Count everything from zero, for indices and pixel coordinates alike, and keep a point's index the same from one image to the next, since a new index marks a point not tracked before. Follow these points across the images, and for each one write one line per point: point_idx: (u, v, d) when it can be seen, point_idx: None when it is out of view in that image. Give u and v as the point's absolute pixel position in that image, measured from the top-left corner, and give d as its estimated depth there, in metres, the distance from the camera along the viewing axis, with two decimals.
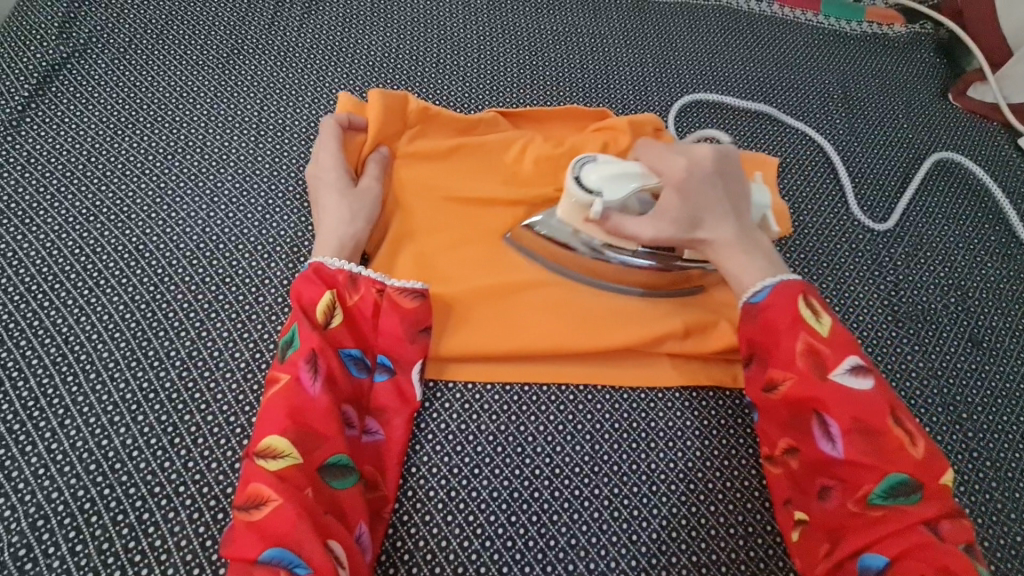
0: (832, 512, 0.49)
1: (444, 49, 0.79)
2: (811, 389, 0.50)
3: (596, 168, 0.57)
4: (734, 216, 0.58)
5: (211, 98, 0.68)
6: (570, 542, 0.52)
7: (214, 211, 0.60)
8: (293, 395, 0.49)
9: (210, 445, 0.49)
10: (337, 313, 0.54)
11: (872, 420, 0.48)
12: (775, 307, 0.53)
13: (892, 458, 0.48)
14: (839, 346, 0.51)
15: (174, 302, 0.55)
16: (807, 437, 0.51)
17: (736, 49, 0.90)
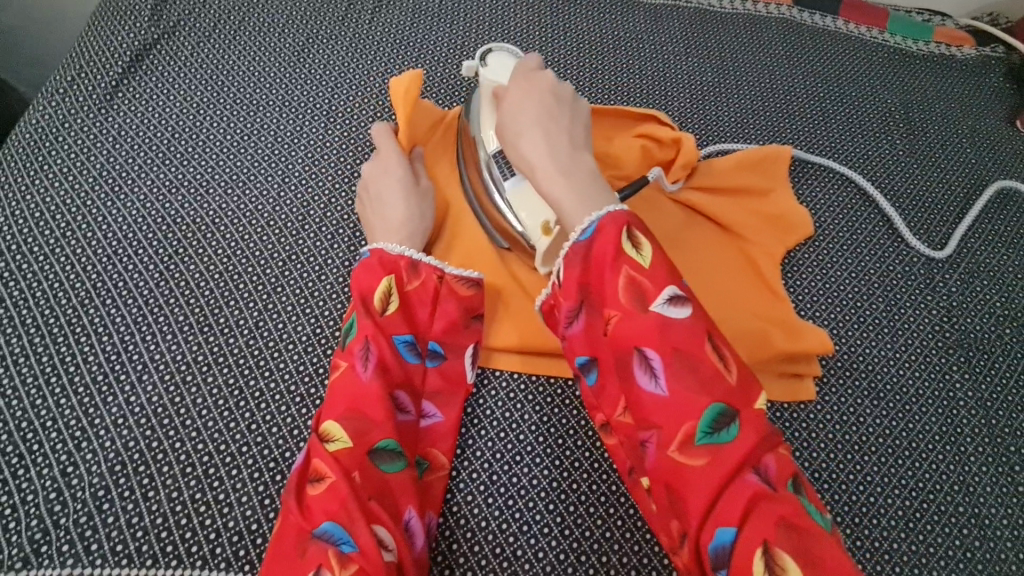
0: (658, 470, 0.43)
1: (507, 49, 0.81)
2: (632, 326, 0.44)
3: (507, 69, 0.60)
4: (561, 144, 0.53)
5: (285, 83, 0.72)
6: (604, 535, 0.54)
7: (283, 191, 0.64)
8: (347, 383, 0.49)
9: (272, 410, 0.52)
10: (393, 299, 0.55)
11: (687, 348, 0.43)
12: (603, 241, 0.46)
13: (707, 388, 0.42)
14: (658, 275, 0.45)
15: (244, 274, 0.58)
16: (628, 379, 0.45)
17: (797, 64, 0.90)
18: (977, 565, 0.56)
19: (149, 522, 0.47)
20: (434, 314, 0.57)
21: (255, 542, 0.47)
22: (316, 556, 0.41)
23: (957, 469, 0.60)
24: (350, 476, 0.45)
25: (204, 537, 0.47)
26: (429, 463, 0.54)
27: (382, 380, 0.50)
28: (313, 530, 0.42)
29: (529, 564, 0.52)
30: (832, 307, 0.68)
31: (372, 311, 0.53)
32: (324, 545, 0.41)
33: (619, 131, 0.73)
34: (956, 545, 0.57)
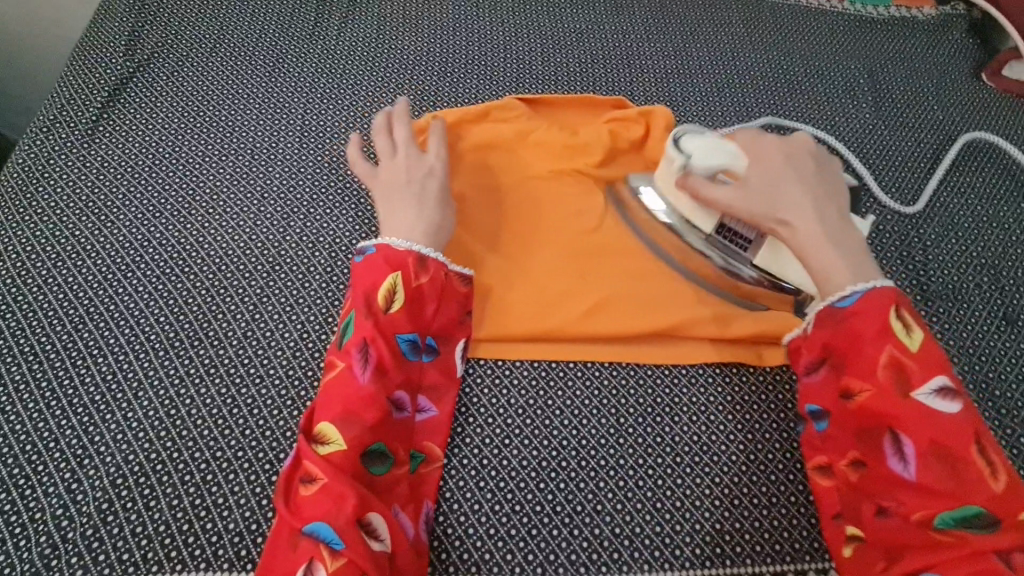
0: (891, 533, 0.47)
1: (472, 50, 0.83)
2: (890, 406, 0.48)
3: (700, 137, 0.60)
4: (822, 204, 0.56)
5: (259, 103, 0.74)
6: (595, 509, 0.55)
7: (263, 206, 0.66)
8: (343, 385, 0.52)
9: (264, 414, 0.54)
10: (394, 300, 0.56)
11: (952, 444, 0.46)
12: (865, 317, 0.50)
13: (967, 485, 0.45)
14: (927, 362, 0.48)
15: (230, 288, 0.60)
16: (875, 452, 0.48)
17: (759, 39, 0.91)
18: None
19: (153, 530, 0.48)
20: (437, 312, 0.59)
21: (255, 541, 0.48)
22: (309, 551, 0.45)
23: None
24: (340, 473, 0.48)
25: (206, 540, 0.48)
26: (426, 457, 0.56)
27: (378, 384, 0.53)
28: (304, 525, 0.46)
29: (524, 543, 0.53)
30: None
31: (374, 311, 0.55)
32: (316, 542, 0.45)
33: (585, 118, 0.76)
34: None
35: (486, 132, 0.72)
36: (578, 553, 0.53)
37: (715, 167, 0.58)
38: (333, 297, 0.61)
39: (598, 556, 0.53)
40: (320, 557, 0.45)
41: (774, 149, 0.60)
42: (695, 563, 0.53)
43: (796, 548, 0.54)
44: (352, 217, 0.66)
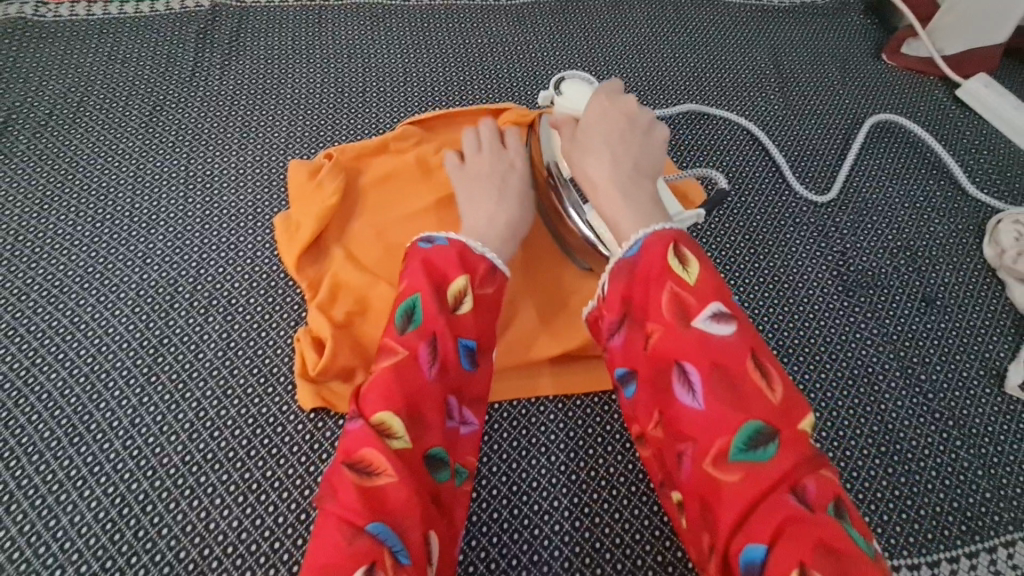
0: (693, 482, 0.43)
1: (370, 77, 0.79)
2: (675, 341, 0.44)
3: (584, 86, 0.60)
4: (627, 158, 0.54)
5: (136, 159, 0.68)
6: (532, 559, 0.53)
7: (146, 272, 0.60)
8: (407, 374, 0.46)
9: (160, 511, 0.49)
10: (466, 300, 0.51)
11: (731, 366, 0.43)
12: (648, 259, 0.47)
13: (746, 407, 0.42)
14: (704, 292, 0.45)
15: (112, 370, 0.55)
16: (667, 395, 0.45)
17: (664, 38, 0.90)
18: (910, 502, 0.56)
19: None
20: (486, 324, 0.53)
21: None
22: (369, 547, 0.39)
23: (875, 409, 0.60)
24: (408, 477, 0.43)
25: None
26: (467, 472, 0.50)
27: (438, 386, 0.48)
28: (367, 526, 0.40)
29: None
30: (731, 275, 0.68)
31: (445, 306, 0.50)
32: (379, 551, 0.39)
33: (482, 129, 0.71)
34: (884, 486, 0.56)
35: (380, 161, 0.66)
36: None
37: (572, 112, 0.59)
38: (231, 367, 0.56)
39: None
40: (381, 561, 0.39)
41: (604, 102, 0.57)
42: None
43: None
44: (248, 274, 0.61)
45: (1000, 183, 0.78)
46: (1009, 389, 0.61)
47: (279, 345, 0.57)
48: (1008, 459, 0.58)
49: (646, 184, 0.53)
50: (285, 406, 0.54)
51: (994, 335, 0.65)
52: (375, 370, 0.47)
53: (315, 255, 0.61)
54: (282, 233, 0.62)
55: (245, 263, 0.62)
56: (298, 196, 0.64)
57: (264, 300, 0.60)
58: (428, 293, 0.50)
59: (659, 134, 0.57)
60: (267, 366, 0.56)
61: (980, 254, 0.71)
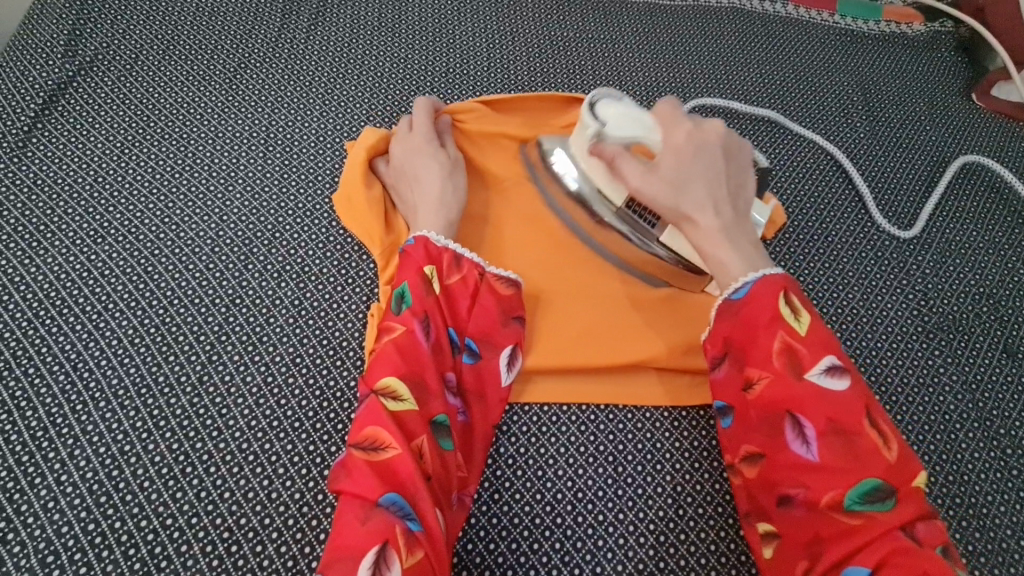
0: (802, 524, 0.44)
1: (454, 58, 0.78)
2: (787, 390, 0.45)
3: (616, 105, 0.55)
4: (726, 199, 0.51)
5: (218, 113, 0.67)
6: (593, 570, 0.50)
7: (222, 230, 0.59)
8: (404, 349, 0.48)
9: (224, 475, 0.48)
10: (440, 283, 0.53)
11: (845, 419, 0.43)
12: (760, 302, 0.47)
13: (866, 458, 0.43)
14: (816, 343, 0.46)
15: (183, 325, 0.54)
16: (776, 441, 0.46)
17: (751, 53, 0.88)
18: (981, 558, 0.54)
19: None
20: (473, 311, 0.54)
21: None
22: (384, 528, 0.39)
23: (951, 459, 0.58)
24: (412, 447, 0.44)
25: None
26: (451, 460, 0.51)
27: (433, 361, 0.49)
28: (381, 499, 0.40)
29: None
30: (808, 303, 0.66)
31: (432, 292, 0.52)
32: (392, 520, 0.40)
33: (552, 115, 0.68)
34: (957, 538, 0.54)
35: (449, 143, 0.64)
36: None
37: (629, 138, 0.53)
38: (302, 335, 0.55)
39: None
40: (395, 538, 0.39)
41: (685, 135, 0.52)
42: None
43: None
44: (322, 243, 0.60)
45: None
46: None
47: (350, 320, 0.56)
48: None
49: (735, 221, 0.51)
50: (353, 381, 0.53)
51: None
52: (376, 346, 0.48)
53: (380, 222, 0.59)
54: (345, 210, 0.61)
55: (321, 231, 0.61)
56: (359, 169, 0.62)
57: (337, 272, 0.58)
58: (417, 279, 0.52)
59: (745, 154, 0.54)
60: (337, 339, 0.55)
61: None
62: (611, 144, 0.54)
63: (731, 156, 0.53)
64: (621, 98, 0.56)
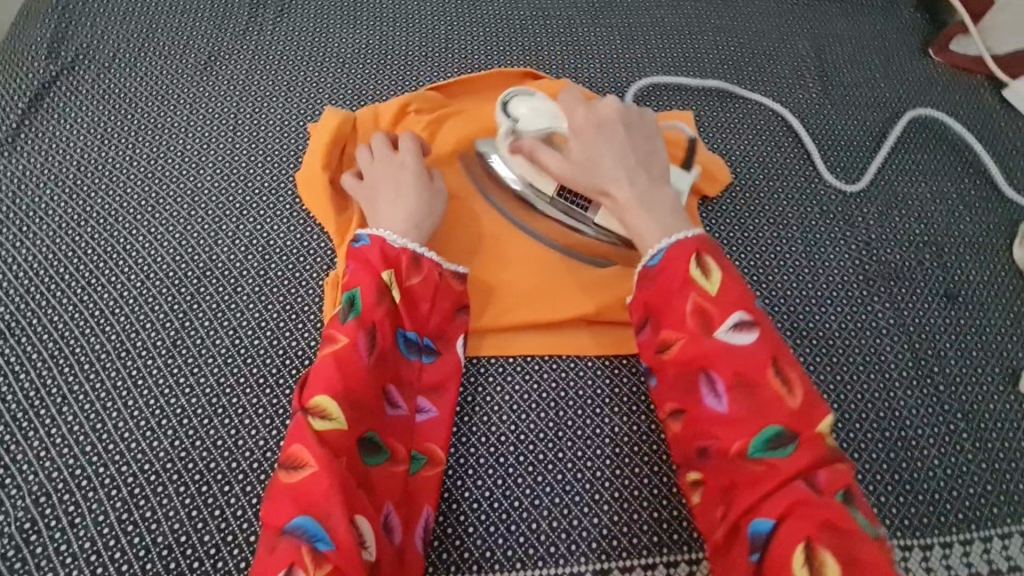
0: (716, 473, 0.48)
1: (414, 41, 0.81)
2: (698, 348, 0.49)
3: (529, 100, 0.63)
4: (639, 168, 0.57)
5: (190, 102, 0.72)
6: (533, 503, 0.54)
7: (194, 209, 0.64)
8: (344, 361, 0.49)
9: (195, 426, 0.53)
10: (396, 290, 0.55)
11: (750, 372, 0.47)
12: (672, 267, 0.52)
13: (768, 411, 0.46)
14: (725, 302, 0.49)
15: (158, 295, 0.59)
16: (692, 396, 0.49)
17: (707, 21, 0.90)
18: (907, 486, 0.57)
19: (77, 547, 0.48)
20: (432, 310, 0.57)
21: (185, 553, 0.48)
22: (287, 554, 0.41)
23: (884, 398, 0.61)
24: (335, 463, 0.45)
25: (134, 555, 0.48)
26: (427, 458, 0.54)
27: (376, 372, 0.51)
28: (285, 524, 0.42)
29: (460, 540, 0.53)
30: (750, 257, 0.69)
31: (385, 300, 0.54)
32: (298, 543, 0.41)
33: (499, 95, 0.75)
34: (883, 468, 0.58)
35: (407, 120, 0.71)
36: (515, 549, 0.52)
37: (544, 130, 0.61)
38: (266, 301, 0.59)
39: (535, 550, 0.52)
40: (300, 560, 0.41)
41: (584, 114, 0.59)
42: (633, 552, 0.52)
43: None
44: (285, 217, 0.65)
45: None
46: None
47: (311, 286, 0.61)
48: (1011, 456, 0.58)
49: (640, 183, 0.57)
50: (312, 340, 0.58)
51: (1014, 335, 0.65)
52: (317, 358, 0.50)
53: (335, 201, 0.64)
54: (306, 184, 0.65)
55: (284, 206, 0.65)
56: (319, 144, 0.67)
57: (300, 243, 0.63)
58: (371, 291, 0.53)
59: (649, 122, 0.61)
60: (299, 304, 0.60)
61: (1008, 255, 0.70)
62: (527, 138, 0.60)
63: (633, 128, 0.59)
64: (532, 94, 0.63)
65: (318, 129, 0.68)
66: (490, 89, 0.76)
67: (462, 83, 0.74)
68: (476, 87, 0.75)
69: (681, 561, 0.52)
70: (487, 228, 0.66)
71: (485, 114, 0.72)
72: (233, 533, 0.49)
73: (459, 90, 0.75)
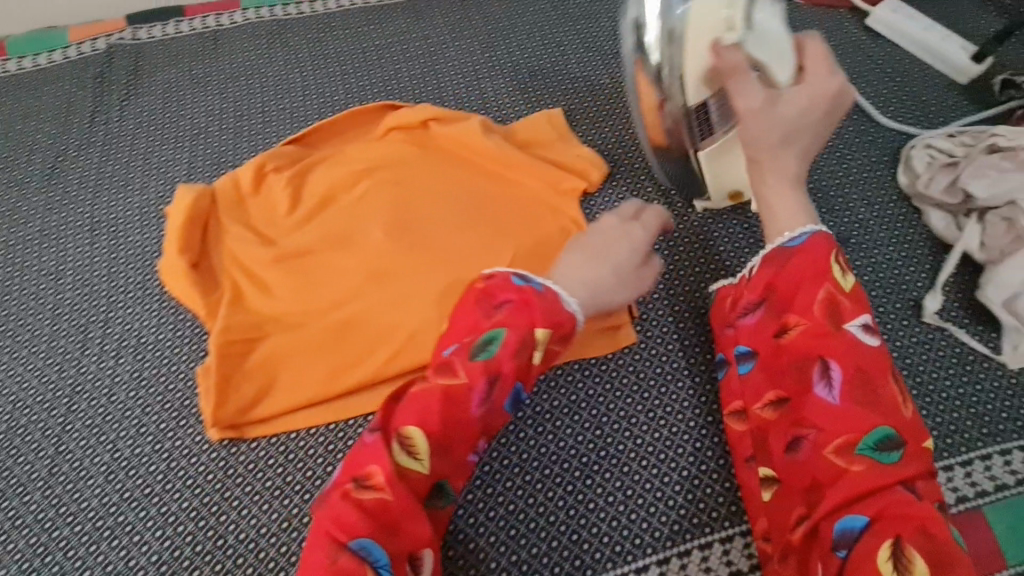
0: (804, 468, 0.45)
1: (268, 96, 0.78)
2: (820, 337, 0.47)
3: (773, 11, 0.49)
4: (807, 155, 0.54)
5: (41, 210, 0.69)
6: (451, 553, 0.54)
7: (57, 323, 0.61)
8: (456, 404, 0.47)
9: (86, 555, 0.51)
10: (541, 350, 0.50)
11: (874, 370, 0.45)
12: (812, 252, 0.50)
13: (881, 411, 0.44)
14: (858, 300, 0.48)
15: (28, 424, 0.56)
16: (801, 384, 0.47)
17: (564, 3, 0.86)
18: None
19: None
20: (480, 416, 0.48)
21: None
22: None
23: None
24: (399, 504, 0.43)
25: None
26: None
27: (478, 424, 0.47)
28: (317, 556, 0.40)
29: None
30: None
31: (524, 352, 0.49)
32: None
33: (361, 133, 0.72)
34: None
35: (266, 181, 0.67)
36: None
37: (761, 61, 0.48)
38: (143, 406, 0.57)
39: None
40: None
41: (826, 81, 0.51)
42: None
43: (658, 537, 0.53)
44: (153, 310, 0.62)
45: (915, 109, 0.76)
46: (926, 319, 0.61)
47: (188, 378, 0.58)
48: (924, 391, 0.58)
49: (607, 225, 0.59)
50: (197, 436, 0.55)
51: (911, 267, 0.64)
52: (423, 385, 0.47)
53: (200, 284, 0.61)
54: (169, 271, 0.62)
55: (151, 299, 0.62)
56: (174, 225, 0.64)
57: (172, 334, 0.60)
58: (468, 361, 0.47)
59: (844, 103, 0.52)
60: (178, 400, 0.57)
61: (895, 185, 0.70)
62: (738, 55, 0.47)
63: (835, 101, 0.52)
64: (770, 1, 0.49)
65: (173, 211, 0.65)
66: (351, 128, 0.72)
67: (319, 131, 0.72)
68: (338, 132, 0.72)
69: None
70: (365, 271, 0.62)
71: (348, 157, 0.69)
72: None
73: (318, 138, 0.72)
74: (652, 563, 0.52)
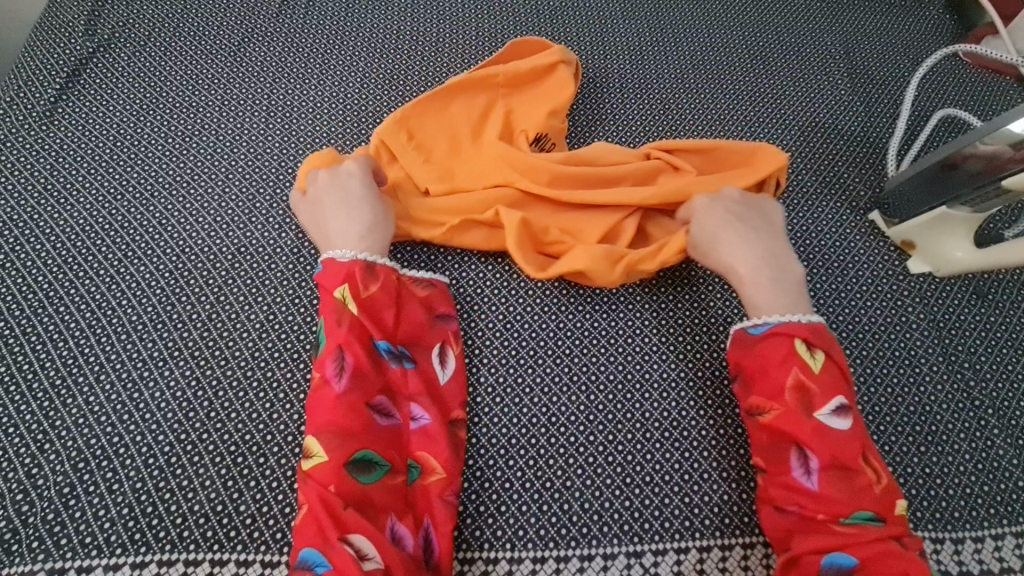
0: (789, 531, 0.49)
1: (444, 27, 0.80)
2: (793, 423, 0.50)
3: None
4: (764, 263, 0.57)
5: (222, 82, 0.72)
6: (565, 484, 0.54)
7: (228, 187, 0.65)
8: (320, 395, 0.50)
9: (249, 397, 0.54)
10: (352, 304, 0.53)
11: (846, 458, 0.48)
12: (772, 347, 0.53)
13: (860, 493, 0.47)
14: (827, 382, 0.50)
15: (194, 270, 0.59)
16: (782, 466, 0.50)
17: (735, 16, 0.88)
18: (936, 478, 0.57)
19: (139, 512, 0.49)
20: (400, 317, 0.55)
21: (221, 523, 0.49)
22: None
23: (911, 390, 0.61)
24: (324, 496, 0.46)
25: (171, 522, 0.49)
26: (422, 466, 0.51)
27: (352, 392, 0.50)
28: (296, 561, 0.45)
29: (493, 519, 0.52)
30: None
31: (345, 316, 0.53)
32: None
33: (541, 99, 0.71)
34: (914, 460, 0.58)
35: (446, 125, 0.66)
36: (546, 528, 0.52)
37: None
38: (300, 280, 0.60)
39: (567, 531, 0.52)
40: None
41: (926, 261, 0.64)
42: (646, 537, 0.52)
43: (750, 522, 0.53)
44: None
45: None
46: None
47: None
48: None
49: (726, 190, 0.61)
50: None
51: None
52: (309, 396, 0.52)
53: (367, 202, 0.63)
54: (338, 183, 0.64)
55: None
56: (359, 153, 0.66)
57: None
58: (330, 285, 0.54)
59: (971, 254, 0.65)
60: None
61: None
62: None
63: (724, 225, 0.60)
64: None
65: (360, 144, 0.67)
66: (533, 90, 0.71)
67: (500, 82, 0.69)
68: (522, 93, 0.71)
69: (693, 548, 0.52)
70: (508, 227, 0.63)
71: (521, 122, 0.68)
72: (290, 505, 0.50)
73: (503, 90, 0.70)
74: (737, 544, 0.52)
